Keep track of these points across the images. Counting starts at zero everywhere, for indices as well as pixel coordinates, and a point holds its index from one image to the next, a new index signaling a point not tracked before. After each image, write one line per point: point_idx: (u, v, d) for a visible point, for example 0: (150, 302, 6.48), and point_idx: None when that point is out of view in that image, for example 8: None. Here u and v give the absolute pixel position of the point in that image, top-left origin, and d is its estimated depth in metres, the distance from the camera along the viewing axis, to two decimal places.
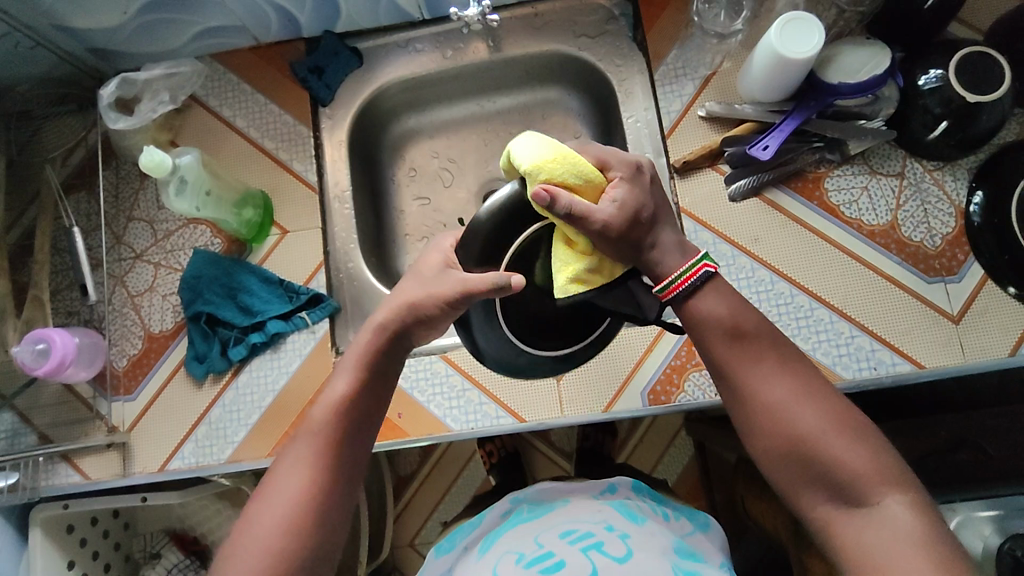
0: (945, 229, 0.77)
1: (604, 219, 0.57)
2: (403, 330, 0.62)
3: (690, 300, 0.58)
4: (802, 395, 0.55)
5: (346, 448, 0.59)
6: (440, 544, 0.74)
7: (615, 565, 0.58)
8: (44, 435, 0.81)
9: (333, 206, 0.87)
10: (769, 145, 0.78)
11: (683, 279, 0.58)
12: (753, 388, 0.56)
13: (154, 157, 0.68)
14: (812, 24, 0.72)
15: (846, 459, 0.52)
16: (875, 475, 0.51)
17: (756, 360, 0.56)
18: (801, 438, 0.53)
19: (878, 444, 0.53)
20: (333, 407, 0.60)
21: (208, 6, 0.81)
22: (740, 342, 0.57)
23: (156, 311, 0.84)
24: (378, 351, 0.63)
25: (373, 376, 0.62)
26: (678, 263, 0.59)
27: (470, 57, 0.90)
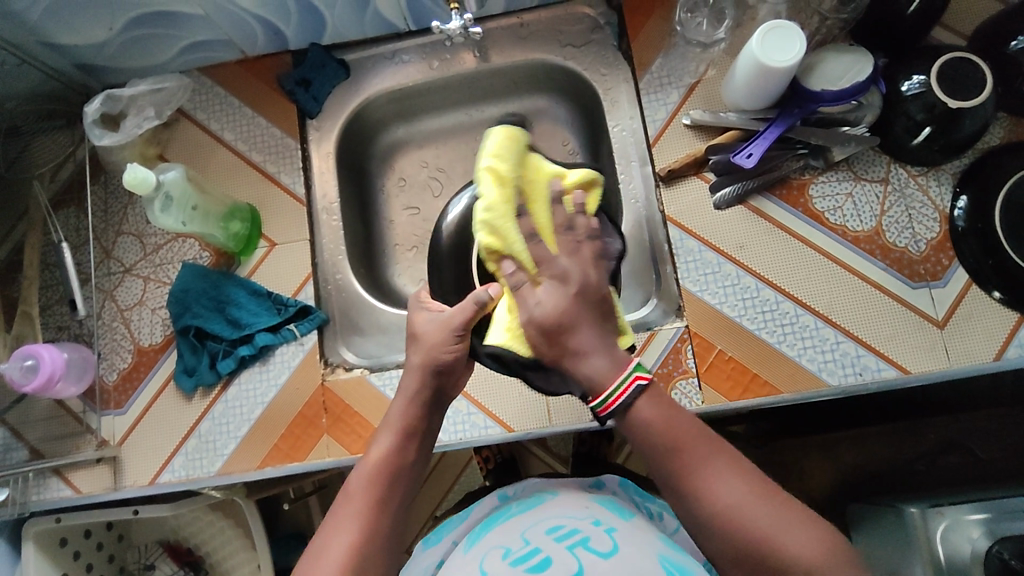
0: (930, 234, 0.77)
1: (529, 314, 0.54)
2: (436, 389, 0.63)
3: (629, 410, 0.52)
4: (753, 493, 0.49)
5: (390, 507, 0.58)
6: (428, 537, 0.77)
7: (599, 560, 0.57)
8: (35, 450, 0.81)
9: (321, 218, 0.88)
10: (753, 153, 0.78)
11: (617, 395, 0.52)
12: (704, 492, 0.49)
13: (136, 173, 0.68)
14: (793, 32, 0.72)
15: (809, 560, 0.46)
16: (830, 569, 0.46)
17: (704, 459, 0.51)
18: (759, 546, 0.47)
19: (832, 535, 0.48)
20: (374, 469, 0.60)
21: (193, 22, 0.81)
22: (680, 453, 0.50)
23: (145, 324, 0.84)
24: (416, 411, 0.63)
25: (408, 436, 0.62)
26: (610, 376, 0.52)
27: (457, 67, 0.91)
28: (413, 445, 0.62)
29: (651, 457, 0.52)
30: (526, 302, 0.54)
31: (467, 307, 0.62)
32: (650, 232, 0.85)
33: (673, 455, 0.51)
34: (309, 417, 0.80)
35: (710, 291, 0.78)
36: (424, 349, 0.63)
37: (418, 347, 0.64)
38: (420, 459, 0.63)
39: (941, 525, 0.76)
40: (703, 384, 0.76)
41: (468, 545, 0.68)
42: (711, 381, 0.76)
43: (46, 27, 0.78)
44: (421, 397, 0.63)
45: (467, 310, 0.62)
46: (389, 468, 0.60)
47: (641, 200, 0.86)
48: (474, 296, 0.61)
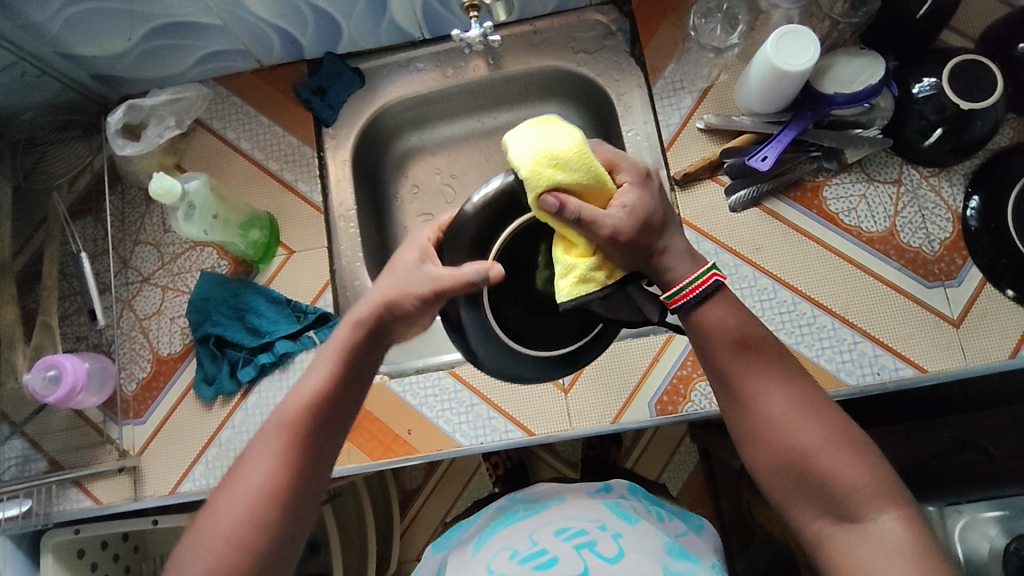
0: (943, 234, 0.78)
1: (613, 225, 0.57)
2: (380, 327, 0.60)
3: (696, 310, 0.58)
4: (803, 411, 0.55)
5: (313, 447, 0.57)
6: (438, 541, 0.77)
7: (604, 565, 0.59)
8: (55, 461, 0.81)
9: (339, 224, 0.88)
10: (768, 156, 0.79)
11: (691, 288, 0.57)
12: (755, 399, 0.56)
13: (162, 182, 0.69)
14: (807, 36, 0.73)
15: (844, 474, 0.52)
16: (870, 490, 0.52)
17: (759, 376, 0.57)
18: (801, 453, 0.54)
19: (875, 459, 0.54)
20: (301, 404, 0.58)
21: (211, 32, 0.82)
22: (740, 355, 0.57)
23: (164, 333, 0.84)
24: (358, 343, 0.60)
25: (344, 372, 0.60)
26: (688, 270, 0.58)
27: (471, 75, 0.92)
28: (350, 382, 0.60)
29: (709, 360, 0.58)
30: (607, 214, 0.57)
31: (462, 281, 0.59)
32: None
33: (732, 358, 0.57)
34: None
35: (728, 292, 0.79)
36: (392, 287, 0.60)
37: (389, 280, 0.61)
38: (356, 396, 0.61)
39: (960, 524, 0.77)
40: None
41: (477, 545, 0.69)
42: None
43: (66, 38, 0.78)
44: (366, 327, 0.60)
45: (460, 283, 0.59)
46: (316, 403, 0.58)
47: None
48: (476, 273, 0.58)
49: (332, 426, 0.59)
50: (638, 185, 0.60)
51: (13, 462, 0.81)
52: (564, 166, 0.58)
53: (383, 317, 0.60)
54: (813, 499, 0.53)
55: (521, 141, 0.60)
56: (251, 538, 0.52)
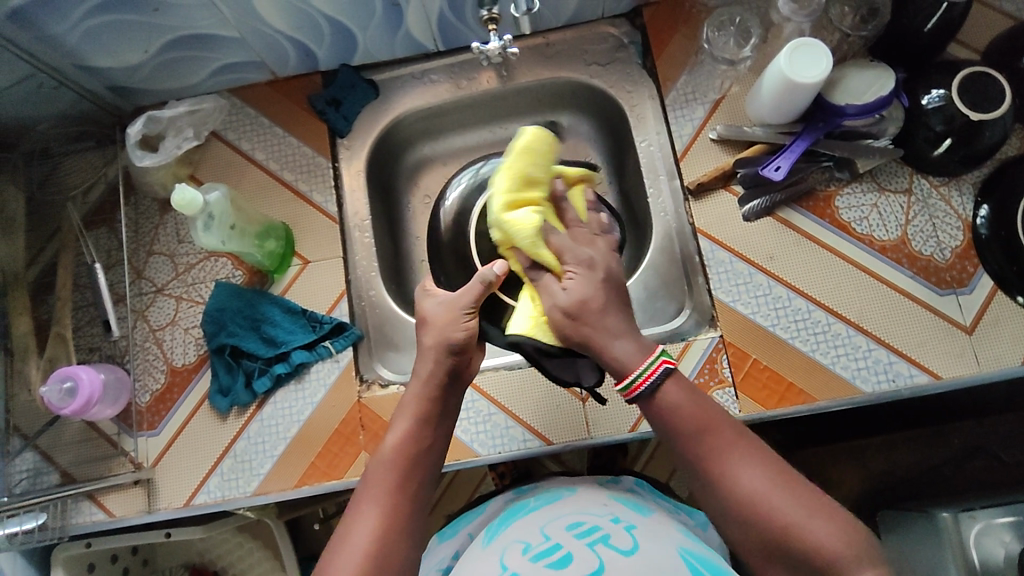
0: (954, 242, 0.79)
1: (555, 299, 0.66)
2: (455, 372, 0.67)
3: (657, 394, 0.62)
4: (775, 482, 0.57)
5: (404, 494, 0.62)
6: (443, 531, 0.78)
7: (619, 557, 0.58)
8: (67, 473, 0.80)
9: (354, 234, 0.88)
10: (781, 166, 0.81)
11: (643, 376, 0.62)
12: (728, 478, 0.58)
13: (184, 193, 0.69)
14: (819, 49, 0.75)
15: (826, 543, 0.53)
16: (853, 558, 0.53)
17: (729, 452, 0.59)
18: (779, 531, 0.55)
19: (852, 526, 0.55)
20: (394, 456, 0.64)
21: (228, 43, 0.82)
22: (705, 440, 0.60)
23: (178, 344, 0.84)
24: (431, 395, 0.67)
25: (424, 421, 0.66)
26: (638, 360, 0.63)
27: (484, 86, 0.92)
28: (431, 432, 0.66)
29: (677, 442, 0.61)
30: (551, 291, 0.67)
31: (476, 288, 0.68)
32: (681, 243, 0.87)
33: (698, 442, 0.60)
34: (346, 434, 0.79)
35: (743, 301, 0.80)
36: (435, 331, 0.68)
37: (429, 331, 0.69)
38: (436, 443, 0.67)
39: (974, 530, 0.79)
40: (739, 393, 0.77)
41: (487, 539, 0.68)
42: (748, 390, 0.77)
43: (83, 50, 0.78)
44: (436, 381, 0.67)
45: (476, 291, 0.69)
46: (406, 452, 0.64)
47: (671, 213, 0.88)
48: (479, 275, 0.68)
49: (424, 471, 0.64)
50: (583, 270, 0.67)
51: (24, 475, 0.79)
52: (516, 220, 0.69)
53: (455, 365, 0.67)
54: (800, 574, 0.54)
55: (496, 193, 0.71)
56: None
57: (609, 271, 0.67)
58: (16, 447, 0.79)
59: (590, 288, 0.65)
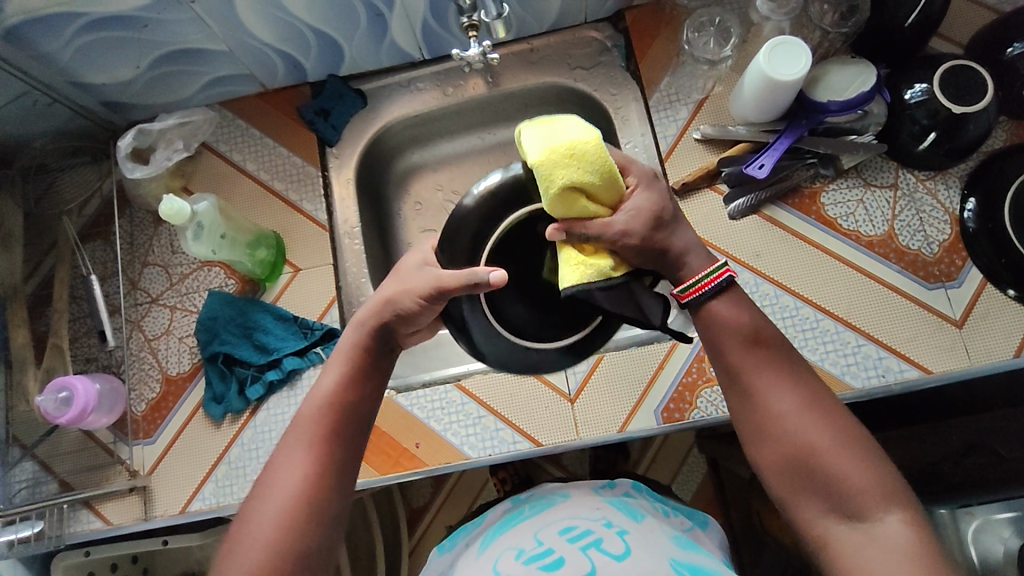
0: (941, 236, 0.79)
1: (624, 225, 0.59)
2: (385, 327, 0.65)
3: (706, 305, 0.61)
4: (809, 407, 0.56)
5: (333, 447, 0.60)
6: (441, 544, 0.76)
7: (612, 562, 0.58)
8: (65, 482, 0.81)
9: (344, 241, 0.89)
10: (765, 163, 0.80)
11: (707, 280, 0.60)
12: (763, 397, 0.57)
13: (173, 203, 0.70)
14: (799, 47, 0.75)
15: (851, 474, 0.53)
16: (876, 490, 0.53)
17: (769, 372, 0.58)
18: (805, 451, 0.55)
19: (879, 459, 0.55)
20: (321, 410, 0.62)
21: (218, 58, 0.84)
22: (749, 356, 0.59)
23: (173, 353, 0.85)
24: (361, 347, 0.65)
25: (352, 383, 0.64)
26: (704, 265, 0.61)
27: (470, 93, 0.94)
28: (364, 383, 0.64)
29: (719, 355, 0.60)
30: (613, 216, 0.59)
31: (461, 282, 0.61)
32: None
33: (738, 357, 0.59)
34: None
35: None
36: (390, 298, 0.64)
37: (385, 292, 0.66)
38: (370, 395, 0.64)
39: (973, 526, 0.84)
40: None
41: (481, 546, 0.68)
42: None
43: (76, 67, 0.80)
44: (364, 345, 0.64)
45: (462, 285, 0.61)
46: (334, 404, 0.62)
47: None
48: (471, 275, 0.60)
49: (353, 427, 0.62)
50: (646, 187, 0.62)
51: (24, 484, 0.80)
52: (580, 164, 0.57)
53: (387, 320, 0.64)
54: (818, 496, 0.54)
55: (536, 133, 0.59)
56: (281, 541, 0.55)
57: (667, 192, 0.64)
58: (15, 456, 0.80)
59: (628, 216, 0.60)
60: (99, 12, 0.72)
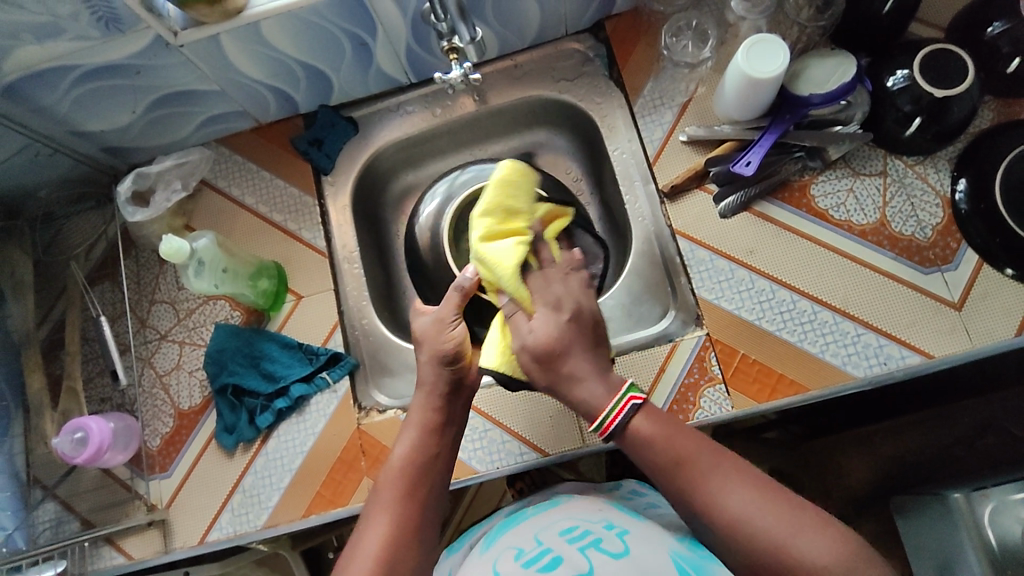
0: (934, 220, 0.78)
1: (522, 341, 0.67)
2: (455, 382, 0.70)
3: (628, 429, 0.64)
4: (757, 500, 0.58)
5: (416, 498, 0.64)
6: (452, 546, 0.78)
7: (609, 560, 0.58)
8: (87, 520, 0.82)
9: (343, 266, 0.92)
10: (751, 161, 0.81)
11: (613, 416, 0.63)
12: (713, 502, 0.59)
13: (172, 243, 0.73)
14: (775, 44, 0.76)
15: (815, 556, 0.54)
16: (846, 565, 0.54)
17: (709, 475, 0.60)
18: (769, 546, 0.56)
19: (837, 530, 0.56)
20: (403, 464, 0.67)
21: (210, 98, 0.86)
22: (685, 467, 0.60)
23: (184, 388, 0.87)
24: (433, 403, 0.69)
25: (430, 430, 0.69)
26: (605, 400, 0.64)
27: (459, 112, 0.95)
28: (437, 438, 0.69)
29: (660, 475, 0.62)
30: (520, 331, 0.67)
31: (454, 298, 0.72)
32: (661, 246, 0.87)
33: (676, 470, 0.61)
34: (349, 461, 0.81)
35: (726, 298, 0.80)
36: (426, 347, 0.71)
37: (423, 348, 0.72)
38: (444, 448, 0.69)
39: (989, 508, 0.80)
40: (731, 389, 0.77)
41: (485, 546, 0.69)
42: (739, 386, 0.77)
43: (74, 117, 0.83)
44: (438, 393, 0.69)
45: (454, 300, 0.72)
46: (415, 461, 0.67)
47: (648, 217, 0.89)
48: (456, 283, 0.72)
49: (433, 477, 0.67)
50: (549, 311, 0.68)
51: (47, 525, 0.82)
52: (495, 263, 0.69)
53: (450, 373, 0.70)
54: None
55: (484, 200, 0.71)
56: None
57: (578, 311, 0.68)
58: (37, 498, 0.82)
59: (553, 331, 0.66)
60: (93, 63, 0.75)
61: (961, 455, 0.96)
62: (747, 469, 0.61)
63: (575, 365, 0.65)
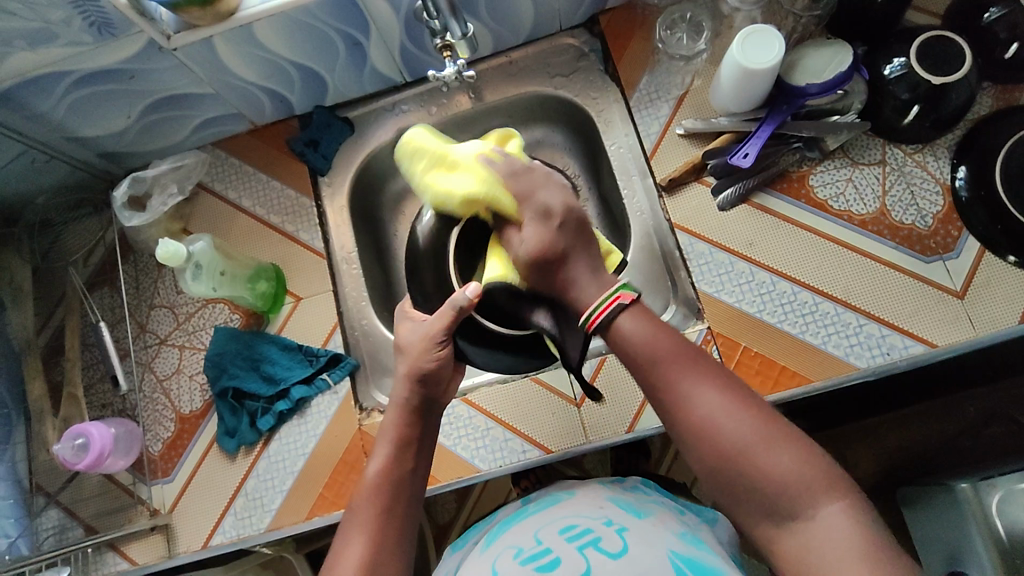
0: (935, 208, 0.78)
1: (518, 249, 0.73)
2: (424, 401, 0.70)
3: (612, 326, 0.64)
4: (731, 408, 0.58)
5: (394, 515, 0.64)
6: (456, 542, 0.78)
7: (608, 560, 0.58)
8: (90, 526, 0.82)
9: (342, 267, 0.91)
10: (749, 152, 0.81)
11: (601, 309, 0.65)
12: (686, 405, 0.59)
13: (168, 247, 0.72)
14: (770, 34, 0.76)
15: (778, 468, 0.55)
16: (807, 480, 0.55)
17: (687, 378, 0.60)
18: (734, 454, 0.56)
19: (805, 448, 0.56)
20: (376, 480, 0.66)
21: (205, 101, 0.86)
22: (663, 367, 0.61)
23: (184, 392, 0.87)
24: (405, 419, 0.69)
25: (404, 446, 0.68)
26: (596, 295, 0.66)
27: (454, 110, 0.95)
28: (411, 454, 0.68)
29: (639, 370, 0.62)
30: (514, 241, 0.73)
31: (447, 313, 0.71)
32: (660, 239, 0.87)
33: (655, 368, 0.61)
34: (351, 462, 0.81)
35: (727, 290, 0.80)
36: (408, 361, 0.71)
37: (405, 359, 0.72)
38: (419, 464, 0.68)
39: (996, 498, 0.80)
40: None
41: (486, 543, 0.68)
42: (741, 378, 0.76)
43: (70, 123, 0.83)
44: (410, 408, 0.70)
45: (447, 317, 0.71)
46: (390, 478, 0.66)
47: (647, 211, 0.88)
48: (452, 302, 0.70)
49: (408, 493, 0.66)
50: (538, 221, 0.71)
51: (50, 532, 0.82)
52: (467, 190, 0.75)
53: (421, 391, 0.70)
54: (756, 498, 0.56)
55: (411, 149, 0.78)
56: None
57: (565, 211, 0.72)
58: (40, 505, 0.82)
59: (547, 236, 0.70)
60: (87, 68, 0.75)
61: (968, 444, 0.95)
62: (727, 377, 0.61)
63: (575, 264, 0.69)
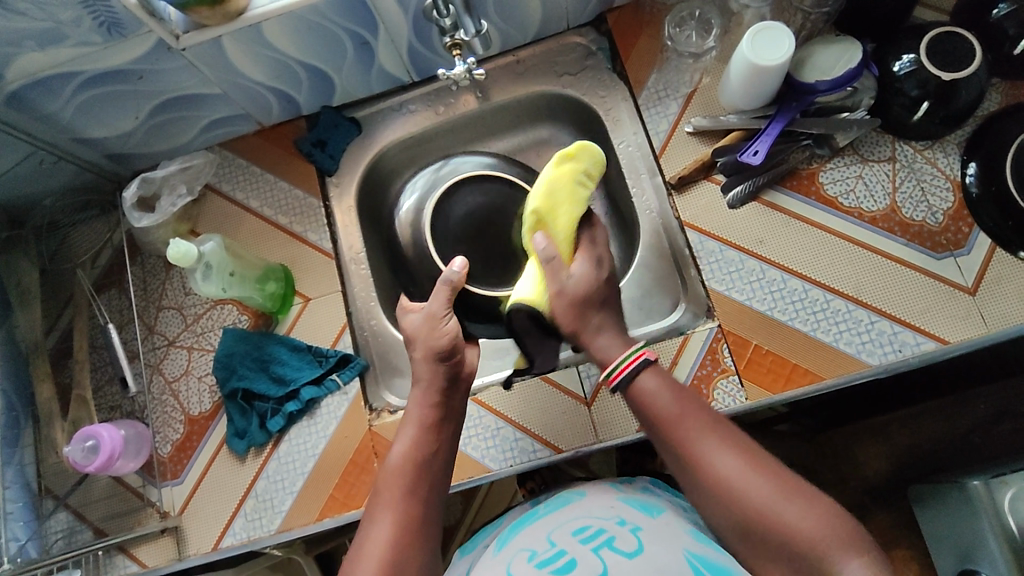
0: (945, 204, 0.78)
1: (562, 285, 0.73)
2: (450, 381, 0.70)
3: (633, 385, 0.67)
4: (748, 467, 0.60)
5: (420, 499, 0.64)
6: (465, 545, 0.77)
7: (623, 561, 0.57)
8: (100, 529, 0.82)
9: (350, 267, 0.91)
10: (759, 150, 0.81)
11: (625, 365, 0.68)
12: (705, 464, 0.61)
13: (179, 247, 0.72)
14: (780, 31, 0.75)
15: (799, 523, 0.56)
16: (830, 535, 0.55)
17: (704, 438, 0.63)
18: (755, 511, 0.58)
19: (825, 505, 0.57)
20: (402, 465, 0.65)
21: (213, 101, 0.86)
22: (682, 427, 0.64)
23: (193, 394, 0.86)
24: (432, 400, 0.69)
25: (429, 428, 0.68)
26: (619, 352, 0.69)
27: (462, 109, 0.95)
28: (437, 436, 0.68)
29: (658, 432, 0.65)
30: (560, 275, 0.73)
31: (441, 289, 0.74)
32: (669, 238, 0.87)
33: (675, 429, 0.64)
34: (361, 463, 0.81)
35: (737, 289, 0.79)
36: (421, 344, 0.71)
37: (417, 346, 0.73)
38: (444, 447, 0.68)
39: (1009, 496, 0.79)
40: (745, 380, 0.76)
41: (497, 547, 0.68)
42: (752, 376, 0.76)
43: (78, 124, 0.83)
44: (436, 388, 0.69)
45: (444, 292, 0.74)
46: (415, 461, 0.65)
47: (655, 210, 0.88)
48: (445, 277, 0.74)
49: (436, 475, 0.66)
50: (591, 264, 0.75)
51: (59, 535, 0.81)
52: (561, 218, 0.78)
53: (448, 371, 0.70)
54: (781, 556, 0.56)
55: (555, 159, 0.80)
56: None
57: (612, 272, 0.76)
58: (49, 508, 0.81)
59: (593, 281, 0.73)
60: (96, 68, 0.74)
61: (979, 442, 0.95)
62: (744, 439, 0.63)
63: (604, 317, 0.72)
